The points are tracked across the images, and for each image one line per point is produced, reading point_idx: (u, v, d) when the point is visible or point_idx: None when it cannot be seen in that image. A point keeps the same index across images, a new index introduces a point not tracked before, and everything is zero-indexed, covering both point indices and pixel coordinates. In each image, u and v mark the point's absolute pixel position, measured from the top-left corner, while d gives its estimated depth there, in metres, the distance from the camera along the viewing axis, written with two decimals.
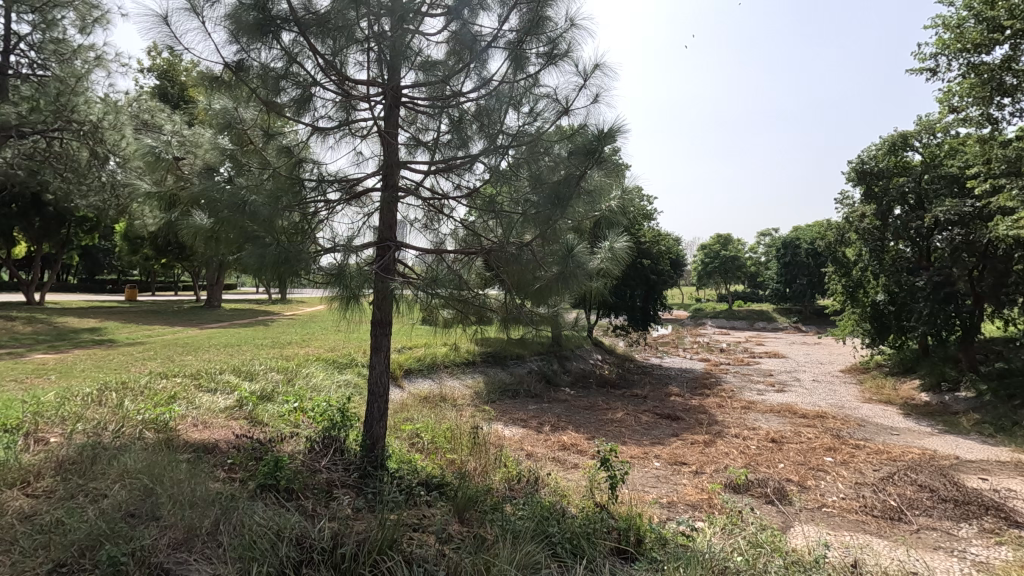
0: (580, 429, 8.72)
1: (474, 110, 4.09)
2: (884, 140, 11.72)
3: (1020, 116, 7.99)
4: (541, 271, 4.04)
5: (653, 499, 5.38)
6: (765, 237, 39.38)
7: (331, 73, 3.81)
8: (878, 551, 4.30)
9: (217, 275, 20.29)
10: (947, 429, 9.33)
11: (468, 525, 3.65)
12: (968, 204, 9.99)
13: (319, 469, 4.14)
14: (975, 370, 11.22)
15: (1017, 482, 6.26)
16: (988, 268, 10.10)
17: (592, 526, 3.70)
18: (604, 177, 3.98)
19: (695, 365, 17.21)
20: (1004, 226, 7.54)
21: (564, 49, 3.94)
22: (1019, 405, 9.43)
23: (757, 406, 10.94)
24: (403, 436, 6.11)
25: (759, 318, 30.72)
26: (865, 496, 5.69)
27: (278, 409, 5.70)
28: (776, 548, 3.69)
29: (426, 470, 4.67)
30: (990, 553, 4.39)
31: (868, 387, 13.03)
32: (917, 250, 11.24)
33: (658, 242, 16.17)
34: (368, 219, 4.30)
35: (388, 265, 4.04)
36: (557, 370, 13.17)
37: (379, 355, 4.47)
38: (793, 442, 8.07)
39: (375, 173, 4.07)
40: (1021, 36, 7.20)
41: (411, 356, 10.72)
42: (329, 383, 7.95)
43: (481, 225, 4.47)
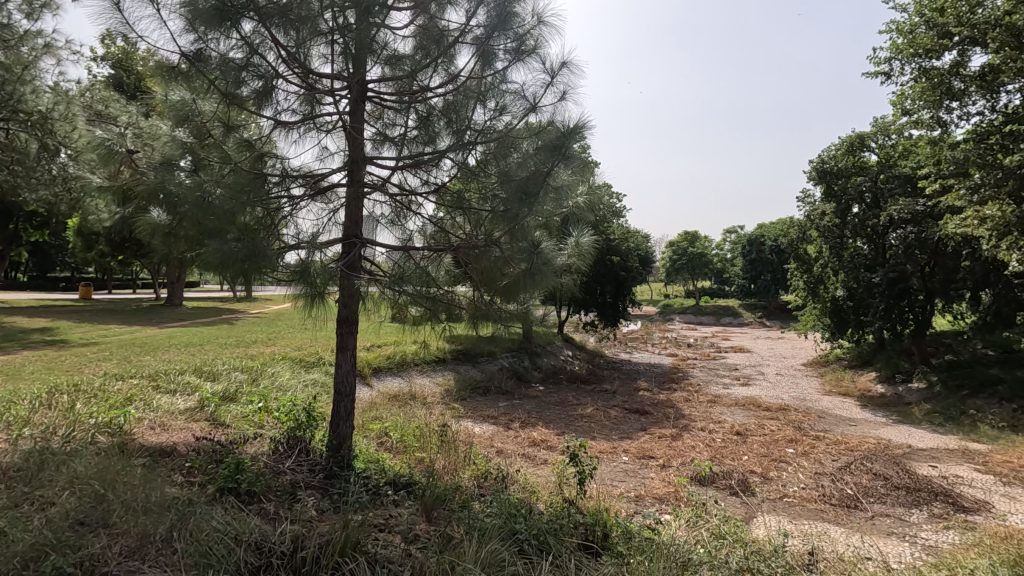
0: (549, 425, 8.78)
1: (441, 106, 4.06)
2: (842, 140, 12.17)
3: (967, 119, 8.35)
4: (509, 268, 4.03)
5: (621, 493, 5.45)
6: (731, 236, 40.27)
7: (294, 66, 3.73)
8: (835, 539, 4.45)
9: (177, 273, 19.63)
10: (901, 419, 9.72)
11: (436, 524, 3.62)
12: (920, 203, 10.35)
13: (282, 471, 4.06)
14: (926, 362, 11.73)
15: (965, 470, 6.55)
16: (939, 265, 10.54)
17: (559, 522, 3.72)
18: (571, 174, 4.02)
19: (663, 360, 17.47)
20: (954, 224, 7.88)
21: (531, 45, 3.93)
22: (967, 397, 9.89)
23: (723, 400, 11.18)
24: (371, 436, 6.02)
25: (724, 313, 31.36)
26: (824, 485, 5.87)
27: (241, 410, 5.56)
28: (737, 539, 3.79)
29: (394, 469, 4.61)
30: (938, 537, 4.59)
31: (828, 379, 13.46)
32: (874, 248, 11.51)
33: (627, 239, 16.35)
34: (334, 215, 4.23)
35: (354, 263, 3.98)
36: (528, 366, 13.21)
37: (345, 354, 4.39)
38: (757, 434, 8.27)
39: (340, 169, 3.99)
40: (968, 43, 7.52)
41: (379, 355, 10.58)
42: (295, 383, 7.80)
43: (450, 222, 4.44)
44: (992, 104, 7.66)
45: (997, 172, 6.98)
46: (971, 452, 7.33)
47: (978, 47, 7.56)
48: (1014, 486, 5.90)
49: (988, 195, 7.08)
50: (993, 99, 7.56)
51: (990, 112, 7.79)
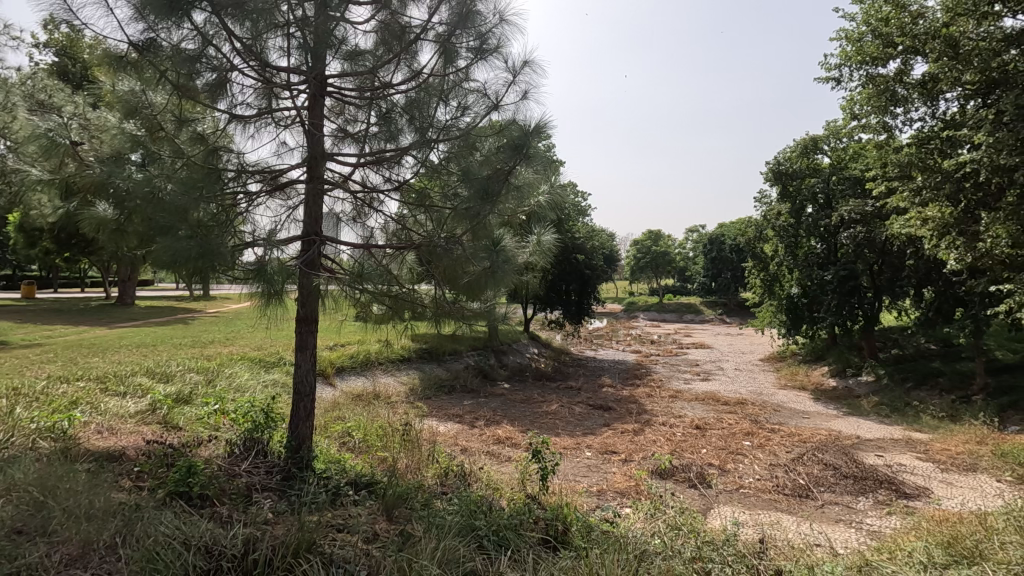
0: (514, 422, 8.82)
1: (403, 103, 4.03)
2: (797, 143, 12.69)
3: (911, 124, 8.76)
4: (471, 266, 4.00)
5: (584, 488, 5.53)
6: (693, 235, 41.27)
7: (251, 59, 3.64)
8: (787, 527, 4.62)
9: (127, 271, 18.81)
10: (851, 411, 10.17)
11: (397, 523, 3.61)
12: (869, 204, 10.77)
13: (238, 474, 3.97)
14: (874, 356, 12.29)
15: (907, 458, 6.91)
16: (886, 264, 11.17)
17: (520, 518, 3.76)
18: (534, 173, 4.05)
19: (626, 357, 17.77)
20: (899, 224, 8.32)
21: (493, 44, 3.94)
22: (912, 389, 10.41)
23: (683, 395, 11.47)
24: (333, 436, 5.95)
25: (687, 310, 32.09)
26: (778, 476, 6.10)
27: (196, 412, 5.40)
28: (692, 529, 3.91)
29: (356, 469, 4.55)
30: (882, 523, 4.83)
31: (784, 374, 13.95)
32: (827, 247, 11.97)
33: (592, 237, 16.54)
34: (293, 212, 4.15)
35: (312, 261, 3.89)
36: (494, 364, 13.24)
37: (305, 354, 4.31)
38: (715, 428, 8.52)
39: (300, 164, 3.89)
40: (911, 53, 7.91)
41: (343, 354, 10.42)
42: (254, 383, 7.62)
43: (412, 219, 4.40)
44: (932, 111, 8.08)
45: (934, 175, 7.35)
46: (914, 441, 7.73)
47: (920, 57, 7.94)
48: (951, 472, 6.26)
49: (927, 197, 7.43)
50: (933, 106, 7.96)
51: (931, 118, 8.19)
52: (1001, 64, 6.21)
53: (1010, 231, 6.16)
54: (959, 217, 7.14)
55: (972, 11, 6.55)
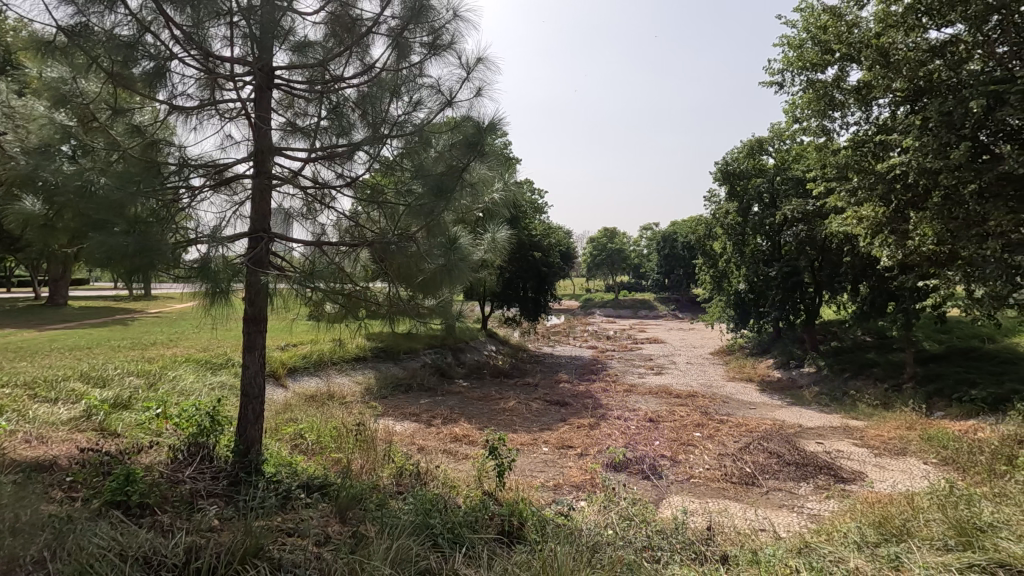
0: (472, 420, 8.82)
1: (355, 97, 3.94)
2: (743, 144, 13.22)
3: (848, 128, 9.23)
4: (425, 264, 3.98)
5: (540, 483, 5.60)
6: (646, 232, 42.25)
7: (193, 48, 3.48)
8: (734, 514, 4.81)
9: (60, 269, 17.75)
10: (794, 401, 10.67)
11: (349, 524, 3.55)
12: (810, 204, 11.19)
13: (181, 480, 3.81)
14: (815, 349, 12.93)
15: (845, 444, 7.31)
16: (826, 261, 11.56)
17: (475, 515, 3.77)
18: (489, 170, 4.06)
19: (583, 352, 18.06)
20: (837, 223, 8.80)
21: (447, 40, 3.94)
22: (849, 378, 11.00)
23: (637, 389, 11.73)
24: (285, 438, 5.79)
25: (641, 306, 32.83)
26: (726, 465, 6.34)
27: (136, 418, 5.15)
28: (643, 519, 4.02)
29: (308, 471, 4.45)
30: (821, 506, 5.10)
31: (733, 366, 14.50)
32: (771, 244, 12.52)
33: (549, 235, 16.68)
34: (239, 208, 4.00)
35: (260, 258, 3.76)
36: (451, 362, 13.19)
37: (253, 354, 4.17)
38: (667, 420, 8.78)
39: (246, 159, 3.75)
40: (847, 60, 8.33)
41: (295, 354, 10.14)
42: (200, 386, 7.31)
43: (366, 216, 4.32)
44: (866, 116, 8.52)
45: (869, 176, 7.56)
46: (851, 428, 8.18)
47: (855, 64, 8.38)
48: (883, 457, 6.66)
49: (863, 197, 7.63)
50: (867, 111, 8.40)
51: (865, 123, 8.65)
52: (926, 73, 6.62)
53: (936, 230, 6.65)
54: (890, 216, 7.57)
55: (901, 22, 6.95)
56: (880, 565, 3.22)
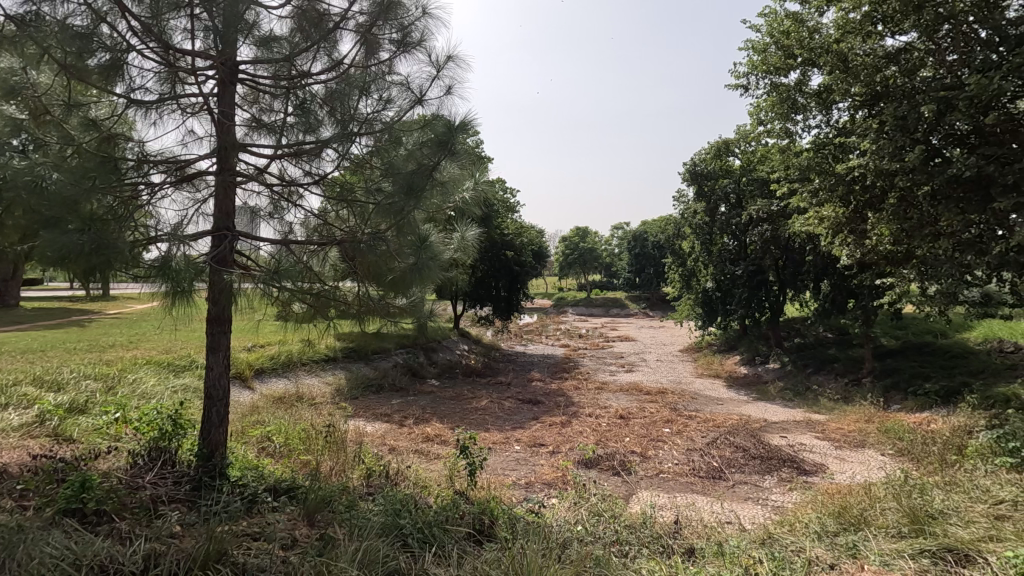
0: (444, 419, 8.79)
1: (323, 94, 3.88)
2: (710, 145, 13.49)
3: (809, 130, 9.50)
4: (394, 263, 3.95)
5: (512, 481, 5.62)
6: (618, 232, 42.76)
7: (152, 40, 3.37)
8: (701, 508, 4.91)
9: (10, 269, 16.94)
10: (759, 396, 10.95)
11: (318, 527, 3.51)
12: (774, 204, 11.51)
13: (141, 486, 3.69)
14: (780, 345, 13.30)
15: (807, 438, 7.54)
16: (789, 260, 11.86)
17: (445, 514, 3.77)
18: (459, 169, 4.04)
19: (555, 351, 18.17)
20: (799, 223, 9.07)
21: (417, 38, 3.91)
22: (812, 374, 11.36)
23: (609, 386, 11.87)
24: (251, 441, 5.67)
25: (612, 305, 33.19)
26: (694, 459, 6.47)
27: (94, 423, 4.95)
28: (612, 514, 4.08)
29: (275, 474, 4.36)
30: (784, 498, 5.25)
31: (701, 363, 14.79)
32: (737, 243, 12.82)
33: (521, 233, 16.73)
34: (202, 205, 3.89)
35: (224, 257, 3.66)
36: (424, 362, 13.11)
37: (217, 356, 4.07)
38: (638, 417, 8.91)
39: (209, 155, 3.65)
40: (808, 64, 8.57)
41: (262, 355, 9.93)
42: (162, 389, 7.09)
43: (334, 214, 4.26)
44: (827, 119, 8.79)
45: (830, 178, 7.82)
46: (813, 422, 8.44)
47: (816, 69, 8.63)
48: (843, 449, 6.90)
49: (824, 198, 7.91)
50: (828, 114, 8.68)
51: (826, 125, 8.92)
52: (882, 79, 6.87)
53: (892, 230, 6.92)
54: (848, 216, 7.82)
55: (859, 29, 7.21)
56: (838, 554, 3.34)
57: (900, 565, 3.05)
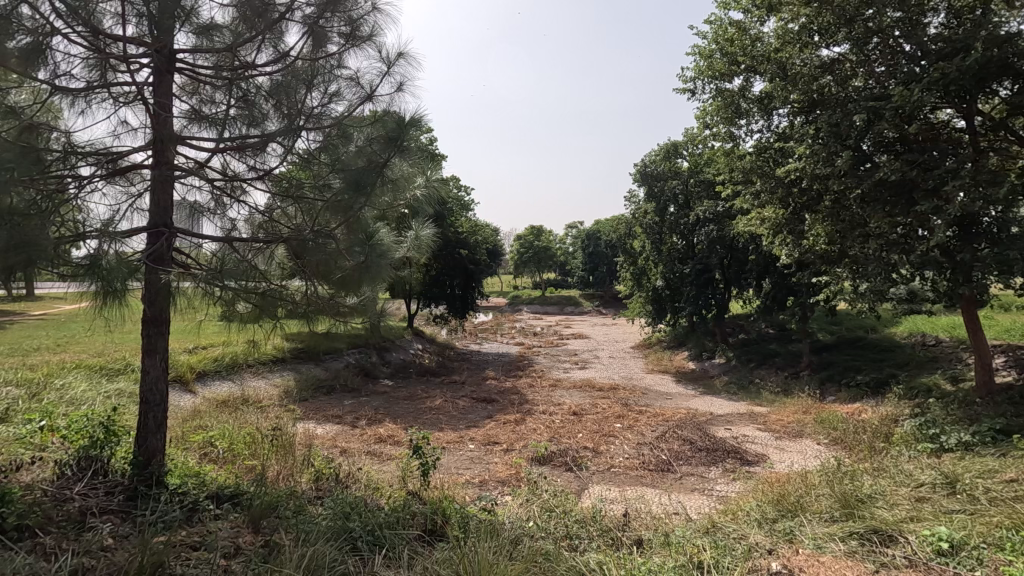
0: (397, 419, 8.69)
1: (268, 86, 3.75)
2: (660, 147, 13.85)
3: (752, 134, 9.88)
4: (344, 262, 3.87)
5: (466, 480, 5.61)
6: (572, 231, 43.34)
7: (79, 24, 3.16)
8: (650, 500, 5.05)
9: None
10: (706, 390, 11.35)
11: (263, 534, 3.40)
12: (720, 206, 11.95)
13: (69, 498, 3.45)
14: (725, 341, 13.82)
15: (750, 429, 7.88)
16: (733, 259, 12.33)
17: (396, 515, 3.72)
18: (410, 166, 3.98)
19: (510, 349, 18.26)
20: (743, 223, 9.44)
21: (367, 32, 3.84)
22: (755, 368, 11.86)
23: (562, 384, 12.02)
24: (192, 446, 5.42)
25: (567, 303, 33.59)
26: (643, 453, 6.64)
27: (15, 432, 4.60)
28: (564, 509, 4.14)
29: (218, 481, 4.18)
30: (728, 488, 5.48)
31: (651, 359, 15.18)
32: (686, 243, 13.22)
33: (475, 232, 16.70)
34: (137, 200, 3.68)
35: (161, 255, 3.48)
36: (376, 361, 12.89)
37: (154, 359, 3.87)
38: (590, 413, 9.07)
39: (144, 148, 3.46)
40: (751, 71, 8.92)
41: (205, 356, 9.51)
42: (93, 395, 6.68)
43: (281, 211, 4.11)
44: (767, 124, 9.17)
45: (770, 181, 8.18)
46: (756, 414, 8.82)
47: (758, 76, 8.99)
48: (782, 440, 7.24)
49: (766, 199, 8.27)
50: (769, 120, 9.06)
51: (767, 130, 9.31)
52: (818, 87, 7.14)
53: (827, 231, 7.30)
54: (787, 217, 8.20)
55: (796, 39, 7.57)
56: (777, 539, 3.50)
57: (831, 548, 3.23)
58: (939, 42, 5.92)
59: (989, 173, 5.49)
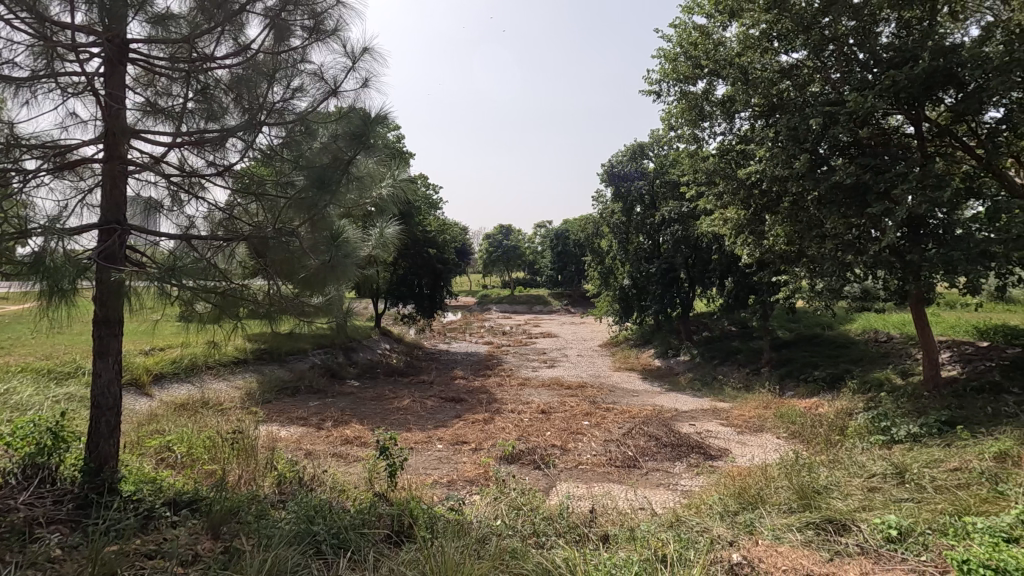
0: (363, 420, 8.57)
1: (228, 80, 3.65)
2: (626, 148, 14.04)
3: (715, 136, 10.10)
4: (308, 260, 3.79)
5: (434, 480, 5.57)
6: (541, 230, 43.52)
7: (23, 9, 3.00)
8: (617, 496, 5.12)
9: None
10: (671, 387, 11.57)
11: (223, 540, 3.30)
12: (684, 206, 12.19)
13: (13, 508, 3.28)
14: (690, 339, 14.12)
15: (713, 425, 8.07)
16: (698, 258, 12.59)
17: (362, 517, 3.67)
18: (376, 164, 3.92)
19: (478, 348, 18.23)
20: (706, 223, 9.65)
21: (331, 27, 3.77)
22: (718, 365, 12.16)
23: (530, 382, 12.07)
24: (148, 452, 5.23)
25: (536, 302, 33.72)
26: (610, 450, 6.73)
27: None
28: (532, 507, 4.16)
29: (175, 487, 4.03)
30: (692, 483, 5.59)
31: (619, 357, 15.38)
32: (652, 242, 13.43)
33: (444, 231, 16.59)
34: (88, 196, 3.52)
35: (114, 253, 3.34)
36: (343, 362, 12.68)
37: (107, 362, 3.71)
38: (558, 411, 9.13)
39: (95, 141, 3.32)
40: (714, 75, 9.12)
41: (161, 357, 9.18)
42: (40, 399, 6.36)
43: (242, 208, 3.98)
44: (730, 127, 9.40)
45: (732, 182, 8.39)
46: (719, 410, 9.03)
47: (720, 80, 9.21)
48: (744, 434, 7.44)
49: (728, 200, 8.48)
50: (731, 123, 9.29)
51: (729, 133, 9.54)
52: (778, 92, 7.44)
53: (786, 231, 7.53)
54: (748, 218, 8.43)
55: (757, 44, 7.80)
56: (738, 531, 3.60)
57: (788, 538, 3.34)
58: (890, 51, 6.19)
59: (935, 177, 5.77)
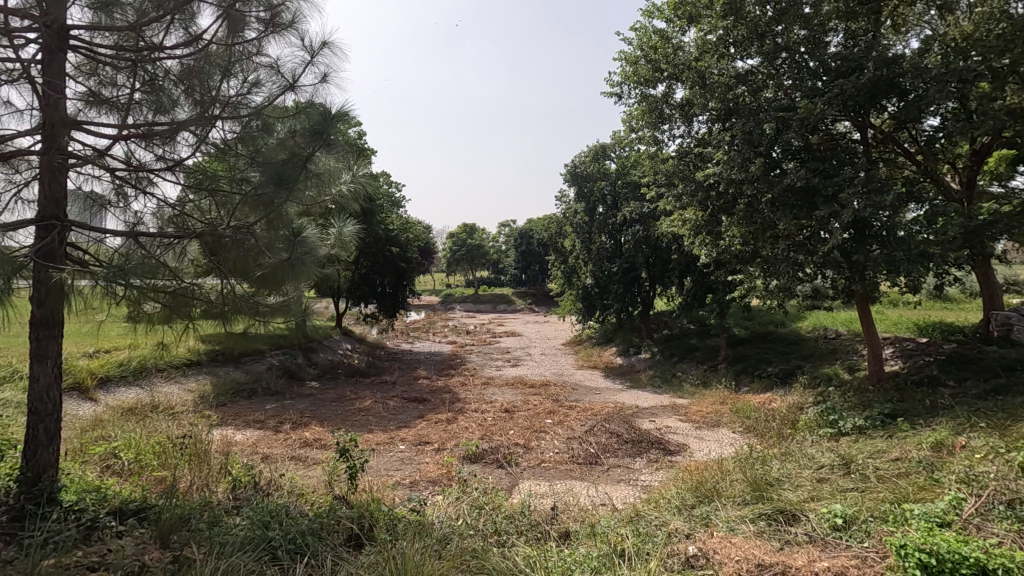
0: (324, 422, 8.40)
1: (178, 71, 3.50)
2: (588, 149, 14.18)
3: (674, 138, 10.31)
4: (265, 258, 3.68)
5: (396, 482, 5.51)
6: (506, 229, 43.55)
7: None
8: (578, 492, 5.17)
9: None
10: (632, 385, 11.77)
11: (172, 549, 3.17)
12: (645, 207, 12.40)
13: None
14: (651, 337, 14.39)
15: (672, 421, 8.25)
16: (658, 258, 12.84)
17: (320, 522, 3.59)
18: (336, 161, 3.82)
19: (442, 348, 18.11)
20: (666, 223, 9.86)
21: (288, 19, 3.65)
22: (677, 362, 12.45)
23: (494, 381, 12.06)
24: (92, 459, 4.98)
25: (500, 301, 33.73)
26: (573, 447, 6.79)
27: None
28: (494, 506, 4.16)
29: (121, 495, 3.85)
30: (652, 478, 5.70)
31: (582, 356, 15.56)
32: (614, 242, 13.61)
33: (407, 229, 16.38)
34: (25, 189, 3.34)
35: (54, 251, 3.17)
36: (302, 362, 12.38)
37: (45, 365, 3.51)
38: (522, 410, 9.16)
39: (32, 132, 3.14)
40: (673, 79, 9.30)
41: (106, 360, 8.75)
42: None
43: (194, 205, 3.83)
44: (688, 130, 9.61)
45: (691, 184, 8.59)
46: (678, 406, 9.25)
47: (679, 84, 9.41)
48: (702, 430, 7.64)
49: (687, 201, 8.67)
50: (689, 126, 9.50)
51: (688, 136, 9.76)
52: (733, 97, 7.59)
53: (741, 232, 7.76)
54: (706, 219, 8.65)
55: (714, 49, 7.88)
56: (694, 524, 3.69)
57: (742, 529, 3.45)
58: (838, 60, 6.46)
59: (878, 182, 6.06)
